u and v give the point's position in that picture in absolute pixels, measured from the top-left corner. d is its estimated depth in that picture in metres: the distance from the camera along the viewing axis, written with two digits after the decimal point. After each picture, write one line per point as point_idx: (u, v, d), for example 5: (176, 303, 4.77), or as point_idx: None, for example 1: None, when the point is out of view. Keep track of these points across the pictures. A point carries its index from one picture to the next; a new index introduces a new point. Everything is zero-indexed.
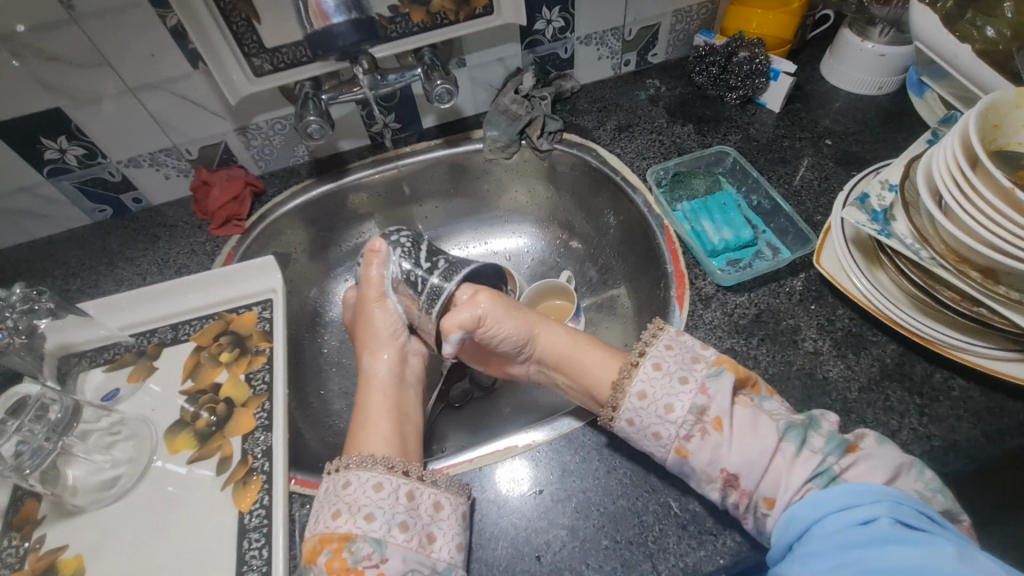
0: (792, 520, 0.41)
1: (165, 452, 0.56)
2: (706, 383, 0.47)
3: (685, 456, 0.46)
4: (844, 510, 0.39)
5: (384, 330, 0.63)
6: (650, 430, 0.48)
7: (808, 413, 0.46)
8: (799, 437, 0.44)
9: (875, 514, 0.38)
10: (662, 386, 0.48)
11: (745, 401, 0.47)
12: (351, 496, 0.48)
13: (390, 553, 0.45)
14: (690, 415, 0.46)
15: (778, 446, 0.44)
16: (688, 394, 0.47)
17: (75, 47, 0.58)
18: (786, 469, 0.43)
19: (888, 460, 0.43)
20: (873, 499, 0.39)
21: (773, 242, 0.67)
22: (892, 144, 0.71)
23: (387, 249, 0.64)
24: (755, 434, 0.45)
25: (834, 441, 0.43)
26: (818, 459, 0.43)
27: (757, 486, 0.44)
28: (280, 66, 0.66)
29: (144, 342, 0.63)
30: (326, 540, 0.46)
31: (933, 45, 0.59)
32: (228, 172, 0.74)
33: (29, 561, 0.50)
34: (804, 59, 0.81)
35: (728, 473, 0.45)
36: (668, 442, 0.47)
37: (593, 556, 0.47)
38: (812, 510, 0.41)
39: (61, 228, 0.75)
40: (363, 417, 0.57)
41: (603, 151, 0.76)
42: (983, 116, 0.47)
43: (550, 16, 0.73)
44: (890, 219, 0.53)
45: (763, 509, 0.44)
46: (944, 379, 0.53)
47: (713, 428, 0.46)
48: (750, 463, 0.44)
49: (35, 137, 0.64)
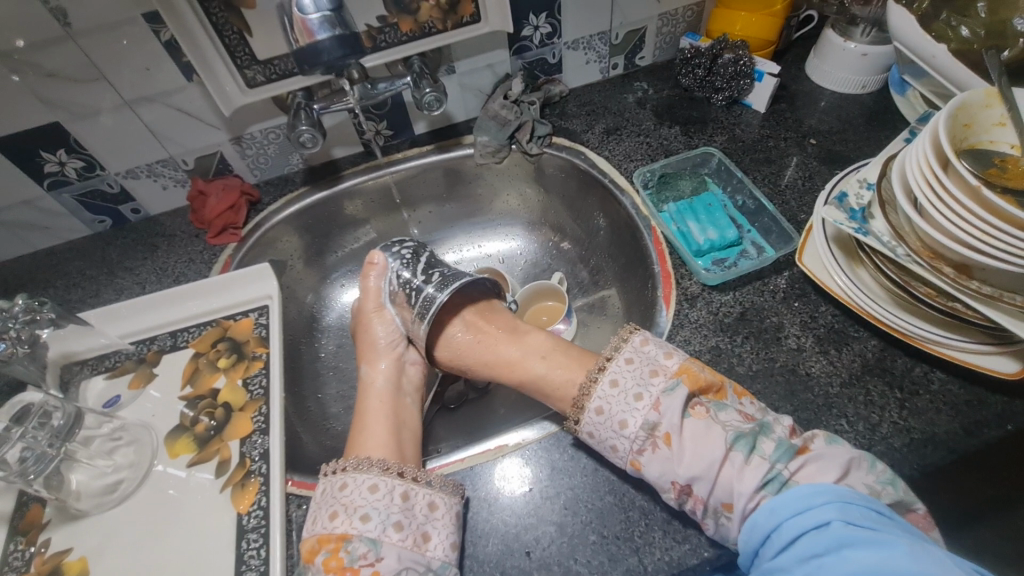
0: (753, 528, 0.43)
1: (165, 456, 0.57)
2: (660, 399, 0.49)
3: (640, 469, 0.48)
4: (799, 514, 0.41)
5: (382, 340, 0.66)
6: (608, 443, 0.50)
7: (761, 418, 0.48)
8: (748, 445, 0.46)
9: (827, 518, 0.40)
10: (618, 403, 0.50)
11: (700, 413, 0.48)
12: (347, 497, 0.50)
13: (385, 551, 0.47)
14: (642, 431, 0.48)
15: (727, 455, 0.46)
16: (641, 410, 0.49)
17: (72, 63, 0.60)
18: (737, 476, 0.45)
19: (836, 460, 0.44)
20: (824, 500, 0.41)
21: (758, 241, 0.68)
22: (875, 142, 0.72)
23: (385, 260, 0.68)
24: (706, 444, 0.46)
25: (782, 448, 0.45)
26: (767, 467, 0.44)
27: (711, 493, 0.45)
28: (272, 76, 0.68)
29: (143, 350, 0.65)
30: (323, 539, 0.48)
31: (911, 46, 0.60)
32: (224, 181, 0.76)
33: (35, 564, 0.51)
34: (790, 59, 0.83)
35: (680, 483, 0.46)
36: (624, 455, 0.49)
37: (581, 551, 0.49)
38: (770, 517, 0.42)
39: (62, 239, 0.77)
40: (362, 421, 0.59)
41: (592, 154, 0.78)
42: (953, 116, 0.48)
43: (537, 22, 0.74)
44: (868, 217, 0.54)
45: (723, 513, 0.45)
46: (923, 373, 0.54)
47: (663, 443, 0.47)
48: (700, 476, 0.45)
49: (35, 152, 0.66)
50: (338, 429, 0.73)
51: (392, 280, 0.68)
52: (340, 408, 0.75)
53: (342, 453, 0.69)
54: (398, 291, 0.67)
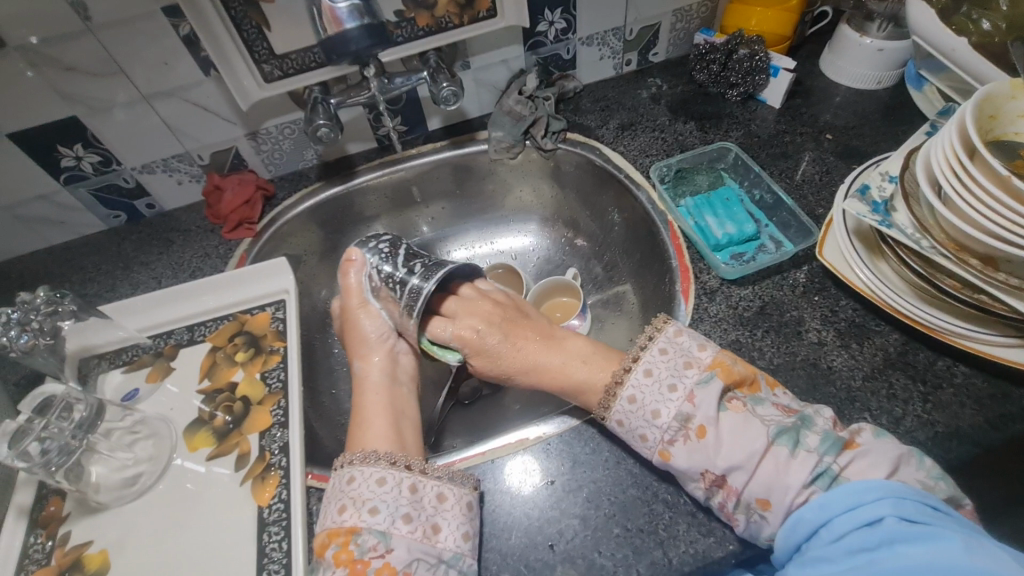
0: (799, 523, 0.43)
1: (184, 449, 0.57)
2: (694, 392, 0.48)
3: (668, 459, 0.48)
4: (850, 511, 0.41)
5: (371, 334, 0.65)
6: (637, 432, 0.50)
7: (801, 412, 0.47)
8: (791, 440, 0.45)
9: (879, 513, 0.40)
10: (651, 393, 0.50)
11: (737, 407, 0.48)
12: (355, 490, 0.49)
13: (395, 543, 0.47)
14: (676, 422, 0.48)
15: (769, 449, 0.45)
16: (675, 402, 0.49)
17: (91, 56, 0.60)
18: (779, 471, 0.45)
19: (886, 454, 0.44)
20: (875, 496, 0.41)
21: (776, 235, 0.68)
22: (892, 137, 0.72)
23: (362, 256, 0.66)
24: (746, 436, 0.46)
25: (829, 440, 0.45)
26: (816, 460, 0.44)
27: (747, 486, 0.45)
28: (288, 71, 0.67)
29: (160, 344, 0.65)
30: (334, 533, 0.48)
31: (931, 39, 0.60)
32: (239, 176, 0.76)
33: (55, 557, 0.51)
34: (804, 55, 0.82)
35: (713, 474, 0.46)
36: (653, 445, 0.49)
37: (605, 544, 0.49)
38: (819, 513, 0.42)
39: (76, 235, 0.77)
40: (360, 416, 0.59)
41: (607, 149, 0.77)
42: (979, 107, 0.48)
43: (552, 17, 0.74)
44: (891, 210, 0.54)
45: (757, 510, 0.45)
46: (947, 367, 0.54)
47: (696, 436, 0.47)
48: (741, 465, 0.45)
49: (52, 146, 0.66)
50: None
51: (371, 275, 0.66)
52: (354, 403, 0.75)
53: None
54: (381, 285, 0.66)
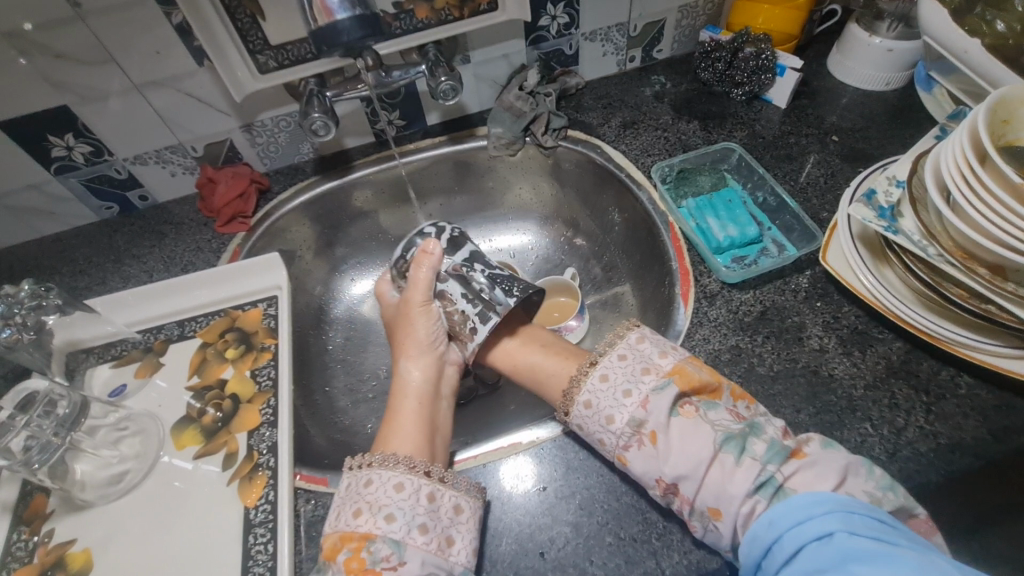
0: (753, 540, 0.40)
1: (171, 447, 0.56)
2: (648, 397, 0.47)
3: (626, 464, 0.47)
4: (799, 525, 0.39)
5: (424, 338, 0.62)
6: (596, 437, 0.49)
7: (752, 419, 0.46)
8: (736, 447, 0.44)
9: (829, 528, 0.37)
10: (607, 399, 0.49)
11: (688, 413, 0.47)
12: (371, 495, 0.47)
13: (409, 556, 0.44)
14: (628, 427, 0.47)
15: (716, 454, 0.44)
16: (630, 407, 0.47)
17: (81, 44, 0.58)
18: (727, 479, 0.43)
19: (834, 465, 0.42)
20: (825, 510, 0.38)
21: (779, 238, 0.67)
22: (899, 140, 0.70)
23: (437, 251, 0.63)
24: (694, 441, 0.45)
25: (774, 448, 0.43)
26: (759, 469, 0.42)
27: (697, 494, 0.44)
28: (284, 62, 0.66)
29: (150, 339, 0.64)
30: (346, 538, 0.46)
31: (943, 40, 0.59)
32: (234, 169, 0.74)
33: (38, 555, 0.50)
34: (811, 55, 0.81)
35: (666, 482, 0.45)
36: (611, 449, 0.48)
37: (597, 552, 0.48)
38: (769, 529, 0.40)
39: (68, 226, 0.76)
40: (394, 421, 0.55)
41: (609, 148, 0.76)
42: (992, 111, 0.47)
43: (555, 12, 0.72)
44: (897, 215, 0.53)
45: (710, 519, 0.43)
46: (950, 376, 0.53)
47: (649, 441, 0.46)
48: (686, 473, 0.44)
49: (42, 135, 0.64)
50: (346, 423, 0.71)
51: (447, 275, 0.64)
52: (347, 402, 0.73)
53: (352, 447, 0.68)
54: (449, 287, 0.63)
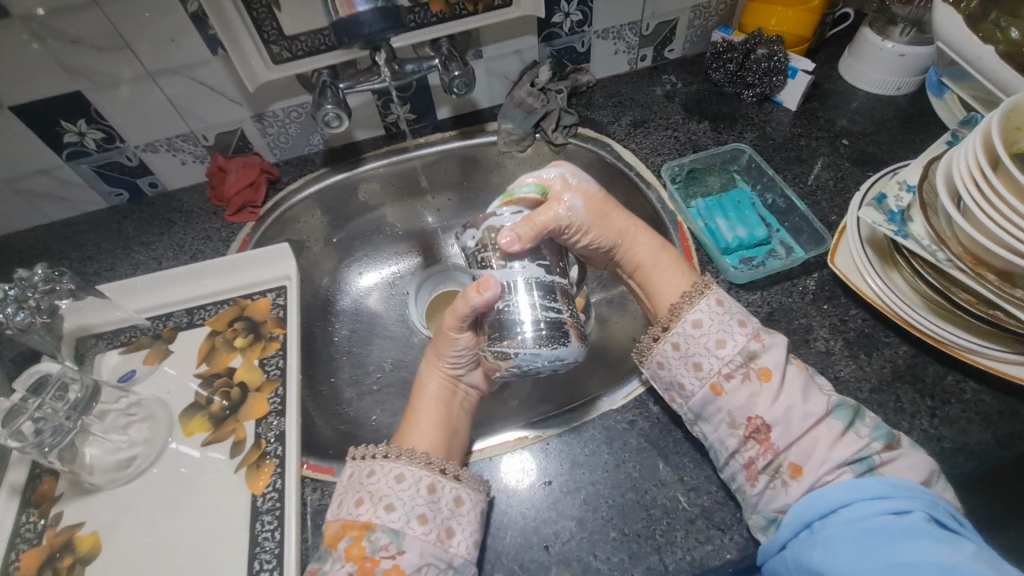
0: (825, 498, 0.41)
1: (179, 434, 0.57)
2: (762, 333, 0.48)
3: (718, 394, 0.47)
4: (879, 498, 0.40)
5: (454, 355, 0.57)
6: (693, 359, 0.48)
7: (854, 401, 0.47)
8: (848, 417, 0.45)
9: (910, 507, 0.39)
10: (718, 322, 0.49)
11: (800, 366, 0.48)
12: (374, 485, 0.46)
13: (407, 545, 0.44)
14: (739, 357, 0.47)
15: (825, 417, 0.45)
16: (743, 337, 0.48)
17: (97, 29, 0.58)
18: (831, 443, 0.43)
19: (921, 463, 0.43)
20: (909, 493, 0.40)
21: (787, 240, 0.67)
22: (909, 145, 0.70)
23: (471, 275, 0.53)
24: (804, 399, 0.45)
25: (881, 431, 0.44)
26: (864, 444, 0.43)
27: (788, 446, 0.44)
28: (298, 53, 0.66)
29: (159, 326, 0.64)
30: (347, 526, 0.45)
31: (956, 46, 0.59)
32: (244, 159, 0.75)
33: (46, 537, 0.51)
34: (823, 58, 0.81)
35: (759, 422, 0.45)
36: (706, 375, 0.48)
37: (601, 547, 0.48)
38: (845, 493, 0.41)
39: (78, 211, 0.76)
40: (412, 419, 0.54)
41: (618, 146, 0.76)
42: (1006, 118, 0.47)
43: (569, 9, 0.72)
44: (908, 219, 0.53)
45: (785, 475, 0.44)
46: (955, 381, 0.53)
47: (758, 377, 0.46)
48: (787, 421, 0.45)
49: (55, 120, 0.65)
50: (351, 414, 0.71)
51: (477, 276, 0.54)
52: (352, 394, 0.74)
53: (356, 438, 0.68)
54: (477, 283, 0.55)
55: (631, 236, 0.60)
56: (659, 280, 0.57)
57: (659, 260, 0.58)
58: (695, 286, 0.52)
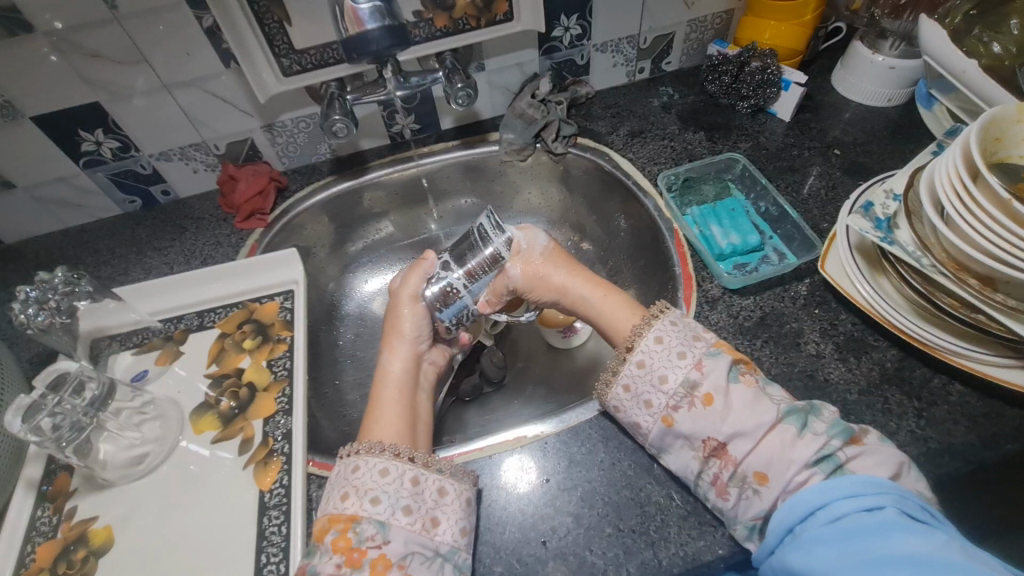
0: (797, 501, 0.43)
1: (190, 432, 0.59)
2: (702, 360, 0.49)
3: (671, 425, 0.49)
4: (849, 497, 0.41)
5: (410, 331, 0.59)
6: (642, 398, 0.50)
7: (810, 401, 0.49)
8: (801, 420, 0.46)
9: (882, 503, 0.39)
10: (661, 359, 0.51)
11: (749, 380, 0.49)
12: (358, 479, 0.47)
13: (393, 535, 0.45)
14: (682, 389, 0.49)
15: (777, 424, 0.46)
16: (684, 367, 0.49)
17: (115, 44, 0.61)
18: (790, 448, 0.45)
19: (888, 456, 0.44)
20: (880, 490, 0.40)
21: (780, 247, 0.69)
22: (899, 155, 0.72)
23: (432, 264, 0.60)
24: (753, 410, 0.47)
25: (838, 427, 0.46)
26: (822, 443, 0.45)
27: (746, 457, 0.46)
28: (307, 66, 0.69)
29: (171, 328, 0.66)
30: (334, 519, 0.46)
31: (944, 60, 0.61)
32: (254, 167, 0.77)
33: (61, 530, 0.53)
34: (815, 70, 0.83)
35: (715, 441, 0.47)
36: (657, 411, 0.50)
37: (597, 542, 0.50)
38: (818, 496, 0.42)
39: (93, 218, 0.78)
40: (375, 410, 0.54)
41: (616, 155, 0.78)
42: (984, 130, 0.49)
43: (568, 23, 0.75)
44: (894, 227, 0.55)
45: (753, 484, 0.46)
46: (942, 384, 0.55)
47: (702, 403, 0.48)
48: (742, 433, 0.46)
49: (74, 130, 0.67)
50: (355, 416, 0.73)
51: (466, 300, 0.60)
52: (356, 396, 0.75)
53: (360, 439, 0.70)
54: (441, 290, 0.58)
55: (570, 283, 0.60)
56: (612, 315, 0.57)
57: (604, 300, 0.58)
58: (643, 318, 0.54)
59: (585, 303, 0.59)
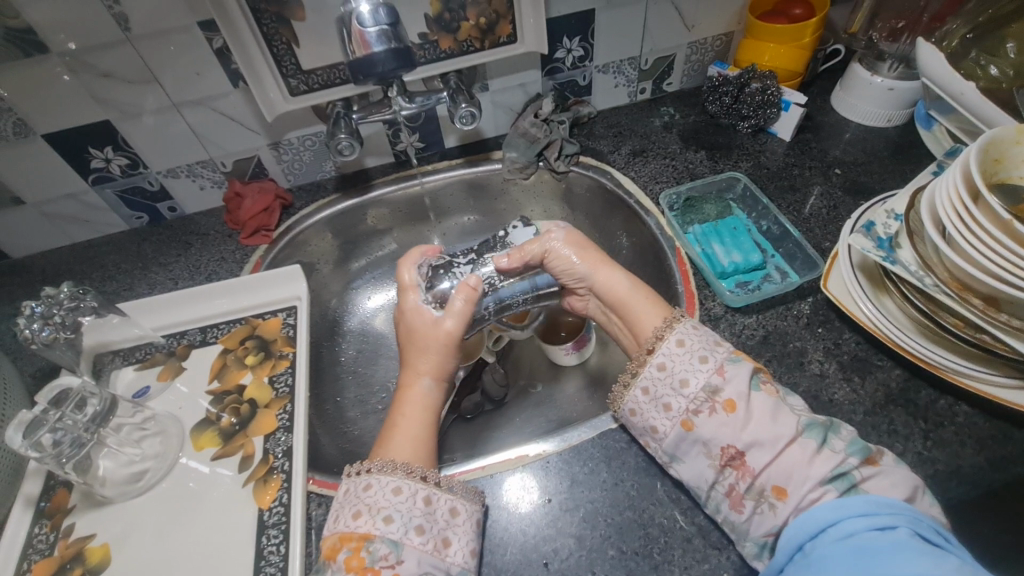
0: (809, 519, 0.42)
1: (190, 449, 0.58)
2: (724, 366, 0.49)
3: (691, 429, 0.48)
4: (863, 515, 0.40)
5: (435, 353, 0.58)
6: (663, 401, 0.50)
7: (829, 418, 0.48)
8: (820, 435, 0.46)
9: (894, 523, 0.39)
10: (682, 363, 0.50)
11: (770, 390, 0.48)
12: (371, 498, 0.47)
13: (406, 555, 0.44)
14: (703, 393, 0.49)
15: (797, 438, 0.46)
16: (705, 372, 0.49)
17: (127, 64, 0.62)
18: (807, 463, 0.44)
19: (904, 478, 0.44)
20: (894, 509, 0.40)
21: (782, 266, 0.69)
22: (900, 175, 0.73)
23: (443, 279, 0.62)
24: (774, 422, 0.46)
25: (856, 446, 0.45)
26: (839, 460, 0.44)
27: (765, 469, 0.45)
28: (313, 86, 0.70)
29: (174, 344, 0.67)
30: (345, 538, 0.45)
31: (942, 82, 0.62)
32: (259, 184, 0.78)
33: (58, 548, 0.52)
34: (815, 91, 0.84)
35: (733, 450, 0.47)
36: (676, 415, 0.49)
37: (600, 565, 0.49)
38: (831, 512, 0.41)
39: (101, 233, 0.79)
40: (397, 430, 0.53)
41: (618, 174, 0.79)
42: (983, 150, 0.49)
43: (571, 45, 0.76)
44: (896, 246, 0.55)
45: (770, 498, 0.45)
46: (948, 405, 0.54)
47: (724, 408, 0.47)
48: (760, 443, 0.46)
49: (83, 148, 0.68)
50: (356, 433, 0.73)
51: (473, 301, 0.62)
52: (357, 413, 0.75)
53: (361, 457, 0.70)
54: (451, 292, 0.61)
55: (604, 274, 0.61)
56: (636, 311, 0.57)
57: (633, 293, 0.59)
58: (664, 322, 0.54)
59: (617, 292, 0.59)
